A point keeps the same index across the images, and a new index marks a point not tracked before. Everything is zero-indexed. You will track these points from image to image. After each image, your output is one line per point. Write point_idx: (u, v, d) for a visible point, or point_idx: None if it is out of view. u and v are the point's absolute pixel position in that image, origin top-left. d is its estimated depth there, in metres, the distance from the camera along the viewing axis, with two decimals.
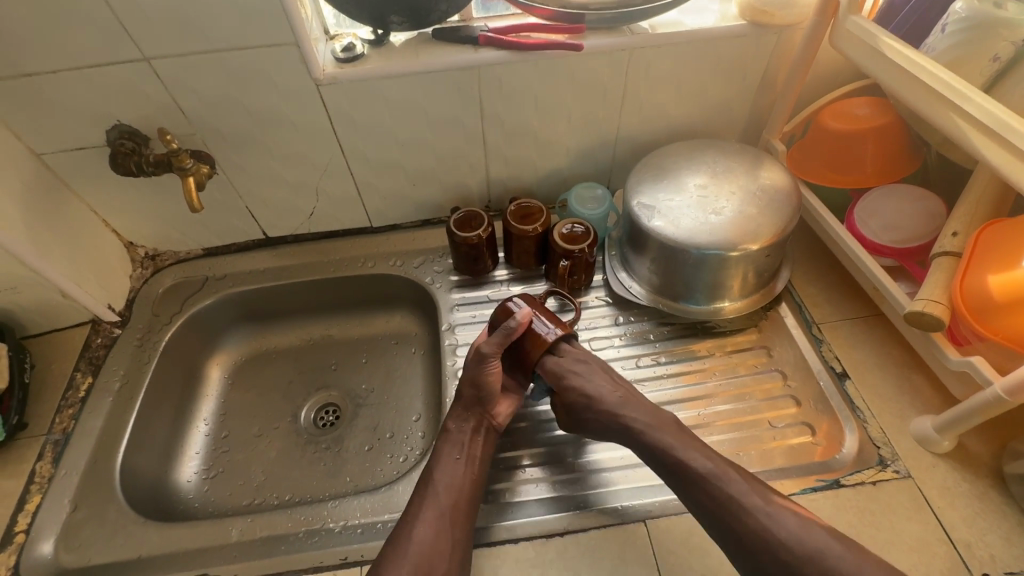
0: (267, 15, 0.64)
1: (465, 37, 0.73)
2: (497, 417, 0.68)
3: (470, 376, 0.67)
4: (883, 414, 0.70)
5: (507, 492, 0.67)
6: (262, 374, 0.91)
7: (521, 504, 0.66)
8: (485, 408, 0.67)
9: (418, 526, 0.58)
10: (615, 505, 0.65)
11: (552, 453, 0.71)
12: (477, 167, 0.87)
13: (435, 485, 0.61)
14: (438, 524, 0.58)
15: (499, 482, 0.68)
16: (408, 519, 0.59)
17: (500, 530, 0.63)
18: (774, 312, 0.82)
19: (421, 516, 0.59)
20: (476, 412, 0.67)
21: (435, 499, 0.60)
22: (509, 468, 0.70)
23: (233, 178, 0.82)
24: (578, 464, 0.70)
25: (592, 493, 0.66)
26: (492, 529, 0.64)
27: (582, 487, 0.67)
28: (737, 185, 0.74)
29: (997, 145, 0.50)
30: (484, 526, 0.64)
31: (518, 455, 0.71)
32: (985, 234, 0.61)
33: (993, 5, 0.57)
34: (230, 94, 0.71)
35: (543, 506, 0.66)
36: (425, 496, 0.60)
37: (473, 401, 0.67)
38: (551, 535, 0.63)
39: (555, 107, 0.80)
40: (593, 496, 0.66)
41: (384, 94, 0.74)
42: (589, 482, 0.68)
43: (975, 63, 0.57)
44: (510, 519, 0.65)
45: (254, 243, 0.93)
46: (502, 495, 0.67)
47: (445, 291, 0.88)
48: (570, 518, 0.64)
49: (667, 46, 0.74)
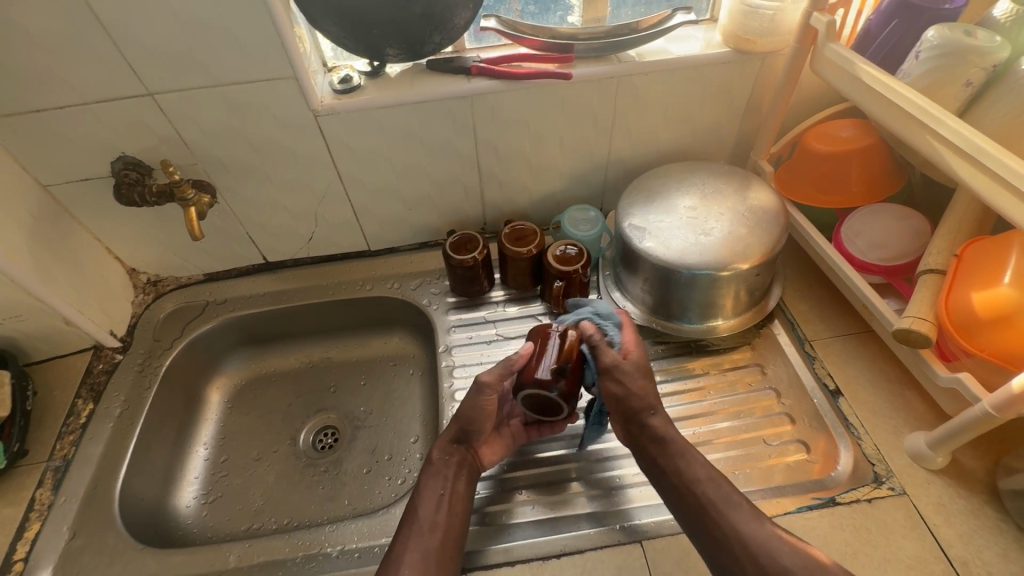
0: (267, 50, 0.67)
1: (459, 67, 0.75)
2: (482, 459, 0.68)
3: (467, 403, 0.66)
4: (877, 431, 0.70)
5: (510, 513, 0.68)
6: (261, 397, 0.92)
7: (523, 524, 0.67)
8: (474, 437, 0.67)
9: (404, 567, 0.55)
10: (612, 526, 0.65)
11: (558, 471, 0.71)
12: (472, 190, 0.89)
13: (418, 524, 0.59)
14: (423, 564, 0.56)
15: (499, 505, 0.68)
16: (394, 557, 0.56)
17: (496, 553, 0.64)
18: (767, 330, 0.83)
19: (406, 551, 0.57)
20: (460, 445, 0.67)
21: (420, 537, 0.58)
22: (510, 489, 0.70)
23: (234, 205, 0.83)
24: (576, 485, 0.70)
25: (592, 513, 0.67)
26: (489, 551, 0.64)
27: (590, 503, 0.68)
28: (726, 207, 0.76)
29: (974, 167, 0.52)
30: (481, 548, 0.64)
31: (522, 476, 0.71)
32: (969, 252, 0.62)
33: (963, 33, 0.58)
34: (232, 125, 0.73)
35: (556, 523, 0.66)
36: (410, 532, 0.58)
37: (459, 438, 0.67)
38: (548, 557, 0.63)
39: (547, 132, 0.82)
40: (588, 517, 0.66)
41: (380, 123, 0.76)
42: (586, 504, 0.68)
43: (948, 88, 0.59)
44: (506, 541, 0.65)
45: (254, 267, 0.94)
46: (500, 517, 0.67)
47: (442, 312, 0.90)
48: (566, 540, 0.64)
49: (654, 73, 0.76)
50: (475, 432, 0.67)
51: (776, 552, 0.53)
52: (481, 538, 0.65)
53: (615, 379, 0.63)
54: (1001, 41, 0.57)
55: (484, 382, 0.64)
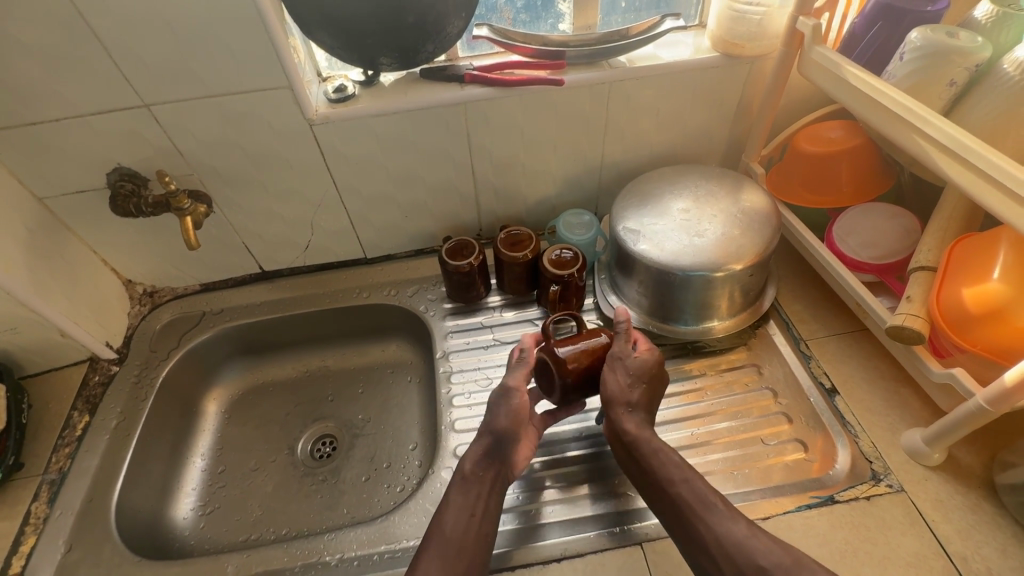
0: (262, 61, 0.67)
1: (451, 76, 0.76)
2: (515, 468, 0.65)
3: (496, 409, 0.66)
4: (874, 429, 0.70)
5: (534, 514, 0.67)
6: (259, 406, 0.92)
7: (548, 525, 0.66)
8: (510, 447, 0.65)
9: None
10: (639, 524, 0.65)
11: (575, 471, 0.71)
12: (468, 197, 0.89)
13: (445, 543, 0.57)
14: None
15: (525, 505, 0.68)
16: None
17: (526, 553, 0.64)
18: (763, 330, 0.83)
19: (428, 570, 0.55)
20: (494, 454, 0.64)
21: (446, 556, 0.56)
22: (537, 489, 0.70)
23: (230, 215, 0.84)
24: (602, 483, 0.70)
25: (621, 510, 0.67)
26: (519, 552, 0.64)
27: (617, 501, 0.68)
28: (718, 208, 0.77)
29: (961, 165, 0.53)
30: (510, 549, 0.64)
31: (546, 475, 0.71)
32: (958, 249, 0.63)
33: (946, 34, 0.59)
34: (227, 135, 0.74)
35: (583, 522, 0.66)
36: (435, 550, 0.56)
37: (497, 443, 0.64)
38: (577, 555, 0.63)
39: (541, 138, 0.83)
40: (618, 516, 0.66)
41: (375, 132, 0.77)
42: (613, 503, 0.68)
43: (933, 88, 0.59)
44: (536, 542, 0.65)
45: (251, 277, 0.95)
46: (528, 517, 0.67)
47: (439, 318, 0.90)
48: (596, 539, 0.64)
49: (645, 78, 0.77)
50: (507, 451, 0.64)
51: (753, 550, 0.52)
52: (511, 539, 0.65)
53: (611, 369, 0.65)
54: (982, 42, 0.58)
55: (510, 386, 0.66)
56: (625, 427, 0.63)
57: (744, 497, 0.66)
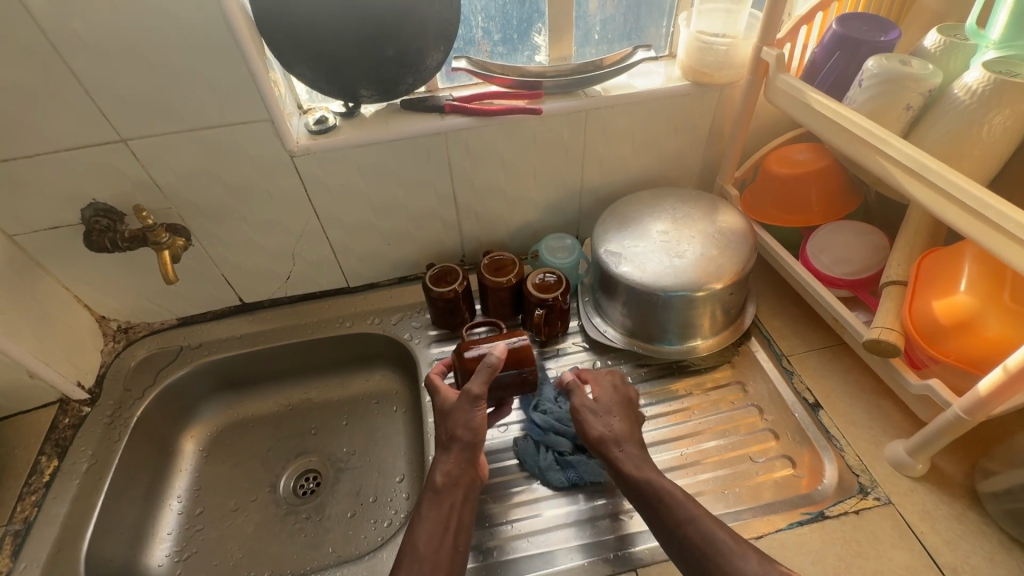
0: (243, 95, 0.68)
1: (431, 106, 0.78)
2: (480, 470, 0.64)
3: (459, 418, 0.62)
4: (858, 442, 0.71)
5: (505, 549, 0.66)
6: (239, 443, 0.89)
7: (519, 559, 0.65)
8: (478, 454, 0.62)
9: None
10: (615, 553, 0.64)
11: (546, 501, 0.71)
12: (450, 223, 0.90)
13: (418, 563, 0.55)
14: None
15: (495, 540, 0.67)
16: None
17: None
18: (745, 347, 0.85)
19: None
20: (462, 463, 0.61)
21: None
22: (508, 522, 0.69)
23: (209, 248, 0.83)
24: (574, 513, 0.69)
25: (595, 540, 0.66)
26: None
27: (590, 531, 0.67)
28: (696, 229, 0.79)
29: (923, 183, 0.55)
30: None
31: (512, 509, 0.70)
32: (925, 263, 0.65)
33: (900, 62, 0.62)
34: (206, 168, 0.74)
35: (555, 554, 0.65)
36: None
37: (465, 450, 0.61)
38: None
39: (521, 165, 0.84)
40: (591, 546, 0.66)
41: (357, 162, 0.77)
42: (586, 533, 0.67)
43: (890, 112, 0.62)
44: None
45: (230, 310, 0.93)
46: (500, 552, 0.66)
47: (424, 346, 0.89)
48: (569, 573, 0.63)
49: (619, 106, 0.80)
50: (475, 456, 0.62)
51: None
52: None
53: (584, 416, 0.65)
54: (933, 69, 0.61)
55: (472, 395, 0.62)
56: (624, 468, 0.61)
57: (736, 517, 0.66)
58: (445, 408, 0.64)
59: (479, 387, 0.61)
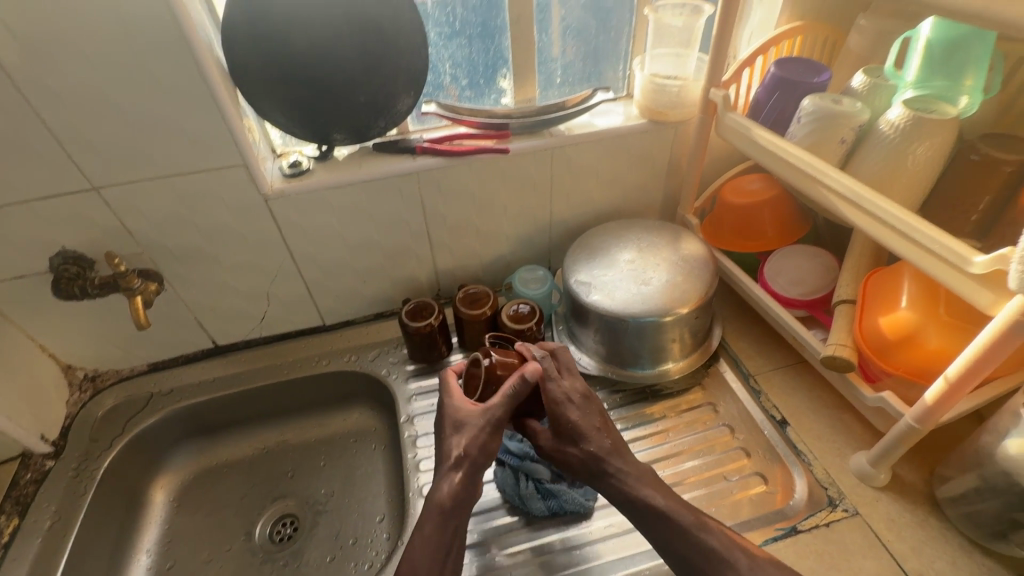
0: (217, 142, 0.70)
1: (403, 148, 0.81)
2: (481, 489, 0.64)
3: (473, 436, 0.62)
4: (825, 455, 0.74)
5: None
6: (212, 490, 0.87)
7: None
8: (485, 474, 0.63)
9: None
10: None
11: (529, 533, 0.71)
12: (425, 259, 0.92)
13: None
14: None
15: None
16: None
17: None
18: (714, 368, 0.88)
19: None
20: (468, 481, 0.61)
21: None
22: (491, 557, 0.69)
23: (182, 292, 0.83)
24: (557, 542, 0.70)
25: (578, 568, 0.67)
26: None
27: (573, 560, 0.68)
28: (661, 257, 0.83)
29: (859, 210, 0.60)
30: None
31: (494, 543, 0.70)
32: (870, 282, 0.70)
33: (832, 101, 0.68)
34: (180, 213, 0.74)
35: None
36: None
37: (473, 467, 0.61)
38: None
39: (492, 201, 0.88)
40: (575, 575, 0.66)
41: (331, 203, 0.79)
42: (569, 562, 0.68)
43: (828, 146, 0.68)
44: None
45: (204, 353, 0.92)
46: None
47: (402, 381, 0.89)
48: None
49: (583, 144, 0.85)
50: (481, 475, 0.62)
51: None
52: None
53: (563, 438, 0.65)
54: (861, 107, 0.67)
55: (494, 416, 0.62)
56: (612, 481, 0.62)
57: None
58: (461, 421, 0.64)
59: (503, 408, 0.62)
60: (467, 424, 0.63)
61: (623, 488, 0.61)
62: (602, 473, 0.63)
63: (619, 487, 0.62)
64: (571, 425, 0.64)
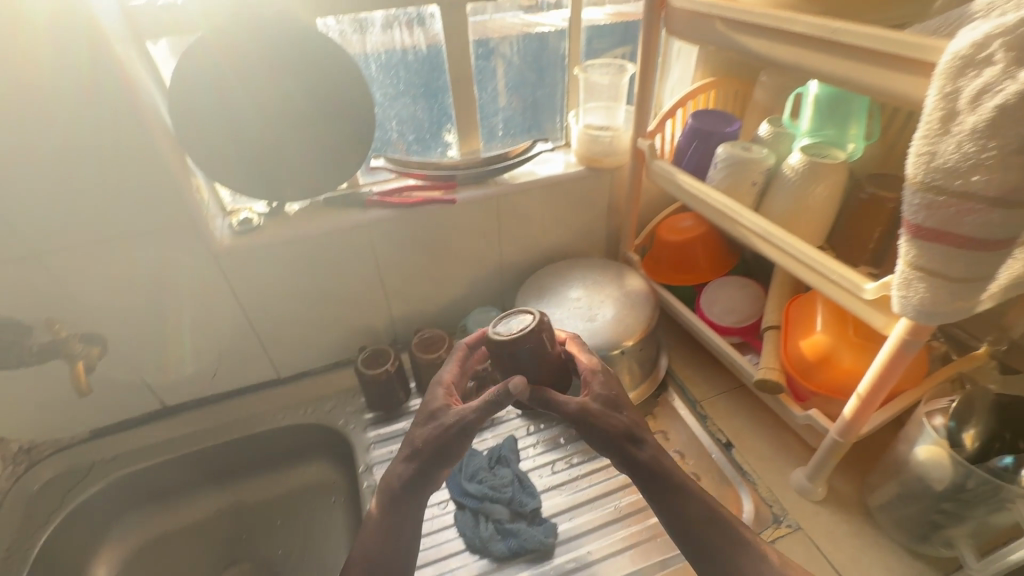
0: (165, 204, 0.71)
1: (354, 201, 0.84)
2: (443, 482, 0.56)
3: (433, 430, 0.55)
4: (768, 474, 0.78)
5: None
6: (161, 561, 0.83)
7: None
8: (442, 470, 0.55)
9: None
10: None
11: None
12: (379, 307, 0.93)
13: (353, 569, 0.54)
14: None
15: None
16: None
17: None
18: (663, 397, 0.91)
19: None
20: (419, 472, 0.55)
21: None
22: None
23: (128, 353, 0.81)
24: None
25: None
26: None
27: None
28: (606, 293, 0.88)
29: (772, 244, 0.67)
30: None
31: None
32: (792, 309, 0.77)
33: (743, 148, 0.76)
34: (127, 275, 0.74)
35: None
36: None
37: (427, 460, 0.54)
38: None
39: (442, 248, 0.91)
40: None
41: (283, 257, 0.81)
42: None
43: (741, 189, 0.75)
44: None
45: (151, 414, 0.89)
46: None
47: (360, 430, 0.89)
48: None
49: (526, 191, 0.90)
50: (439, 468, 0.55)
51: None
52: None
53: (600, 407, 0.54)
54: (766, 153, 0.75)
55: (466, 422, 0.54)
56: (642, 458, 0.53)
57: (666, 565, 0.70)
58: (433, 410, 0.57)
59: (477, 413, 0.54)
60: (434, 413, 0.56)
61: (661, 463, 0.53)
62: (634, 446, 0.53)
63: (649, 464, 0.53)
64: (608, 393, 0.56)
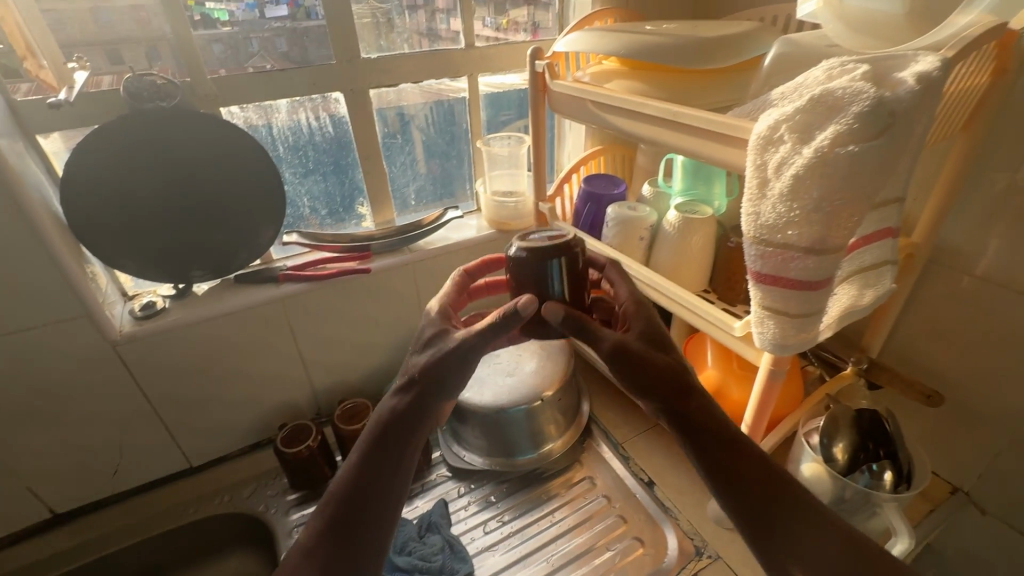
0: (55, 296, 0.68)
1: (266, 277, 0.84)
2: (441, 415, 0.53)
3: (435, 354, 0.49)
4: (687, 507, 0.82)
5: None
6: None
7: None
8: (442, 403, 0.50)
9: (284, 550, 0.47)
10: None
11: None
12: (299, 382, 0.92)
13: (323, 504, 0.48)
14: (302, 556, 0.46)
15: None
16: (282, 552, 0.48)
17: None
18: (589, 442, 0.95)
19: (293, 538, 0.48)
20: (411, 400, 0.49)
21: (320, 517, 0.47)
22: None
23: (9, 460, 0.74)
24: None
25: None
26: None
27: None
28: (526, 350, 0.96)
29: (658, 293, 0.74)
30: None
31: None
32: (689, 348, 0.84)
33: (629, 208, 0.85)
34: (9, 374, 0.69)
35: None
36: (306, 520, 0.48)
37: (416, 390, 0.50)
38: None
39: (361, 317, 0.92)
40: None
41: (190, 340, 0.79)
42: None
43: (631, 244, 0.83)
44: None
45: (37, 525, 0.80)
46: None
47: (282, 514, 0.84)
48: None
49: (440, 256, 0.94)
50: (439, 396, 0.50)
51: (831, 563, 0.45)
52: None
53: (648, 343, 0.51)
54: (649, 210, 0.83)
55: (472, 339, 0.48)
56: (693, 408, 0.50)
57: None
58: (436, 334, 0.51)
59: (483, 331, 0.47)
60: (437, 336, 0.51)
61: (713, 412, 0.50)
62: (691, 394, 0.50)
63: (709, 416, 0.49)
64: (654, 327, 0.53)
